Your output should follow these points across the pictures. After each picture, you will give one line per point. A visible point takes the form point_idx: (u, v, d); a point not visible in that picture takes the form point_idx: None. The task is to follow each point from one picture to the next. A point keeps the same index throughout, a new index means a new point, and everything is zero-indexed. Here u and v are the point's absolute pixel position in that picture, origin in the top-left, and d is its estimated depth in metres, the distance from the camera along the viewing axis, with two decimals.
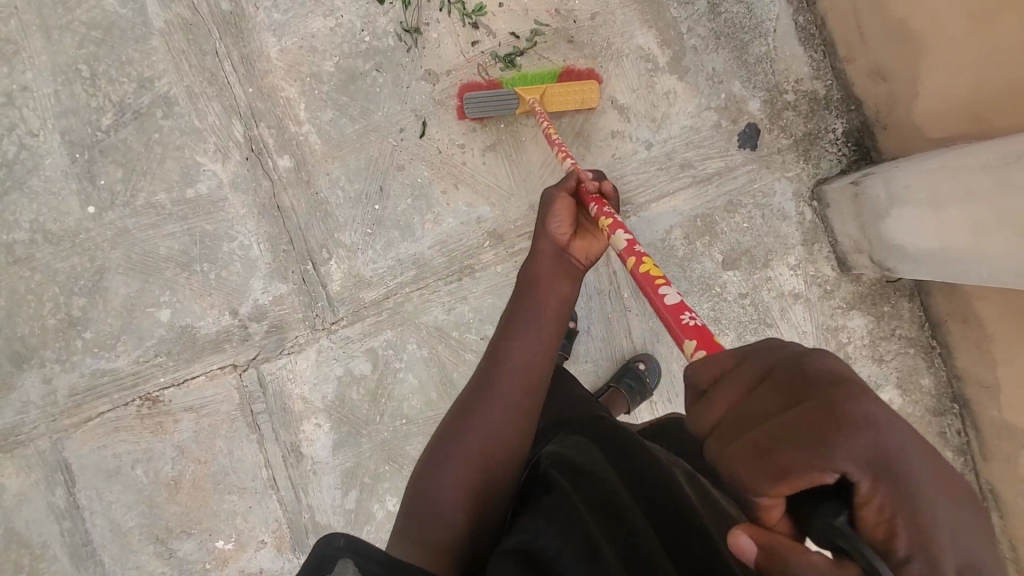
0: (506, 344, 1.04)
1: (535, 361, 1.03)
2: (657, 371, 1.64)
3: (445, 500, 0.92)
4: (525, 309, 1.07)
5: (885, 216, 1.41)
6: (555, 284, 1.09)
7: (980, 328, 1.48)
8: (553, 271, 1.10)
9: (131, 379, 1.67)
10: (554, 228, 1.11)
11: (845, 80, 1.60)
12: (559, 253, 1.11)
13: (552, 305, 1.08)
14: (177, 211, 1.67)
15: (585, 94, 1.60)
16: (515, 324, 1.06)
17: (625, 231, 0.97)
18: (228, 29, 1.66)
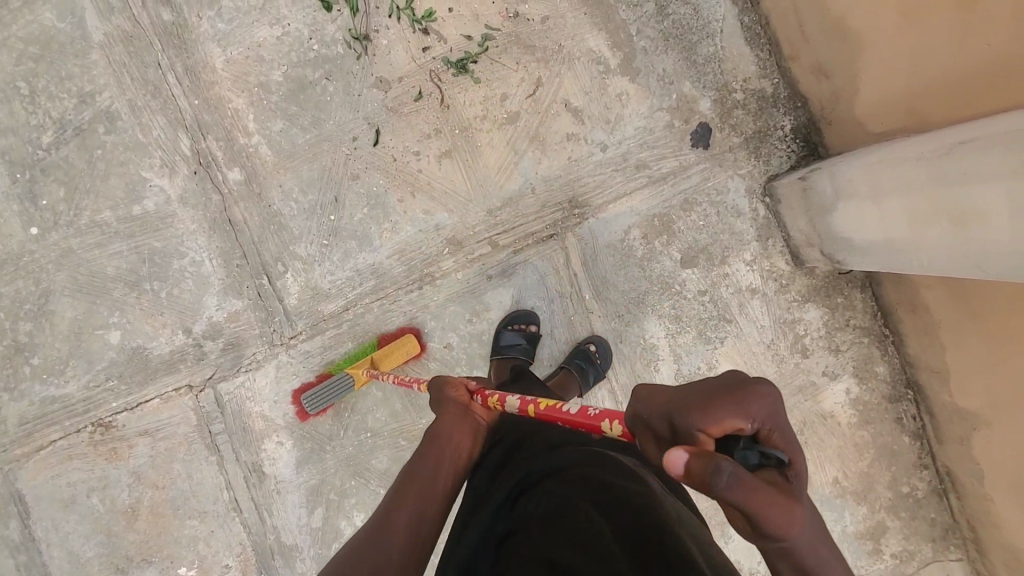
0: (400, 497, 0.93)
1: (429, 516, 0.92)
2: (608, 351, 1.65)
3: None
4: (423, 460, 0.99)
5: (832, 210, 1.44)
6: (457, 438, 1.03)
7: (928, 314, 1.53)
8: (455, 425, 1.05)
9: (82, 405, 1.61)
10: (448, 393, 1.12)
11: (790, 78, 1.64)
12: (461, 413, 1.08)
13: (450, 461, 1.00)
14: (124, 229, 1.61)
15: (406, 345, 1.61)
16: (412, 477, 0.96)
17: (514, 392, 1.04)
18: (171, 41, 1.61)
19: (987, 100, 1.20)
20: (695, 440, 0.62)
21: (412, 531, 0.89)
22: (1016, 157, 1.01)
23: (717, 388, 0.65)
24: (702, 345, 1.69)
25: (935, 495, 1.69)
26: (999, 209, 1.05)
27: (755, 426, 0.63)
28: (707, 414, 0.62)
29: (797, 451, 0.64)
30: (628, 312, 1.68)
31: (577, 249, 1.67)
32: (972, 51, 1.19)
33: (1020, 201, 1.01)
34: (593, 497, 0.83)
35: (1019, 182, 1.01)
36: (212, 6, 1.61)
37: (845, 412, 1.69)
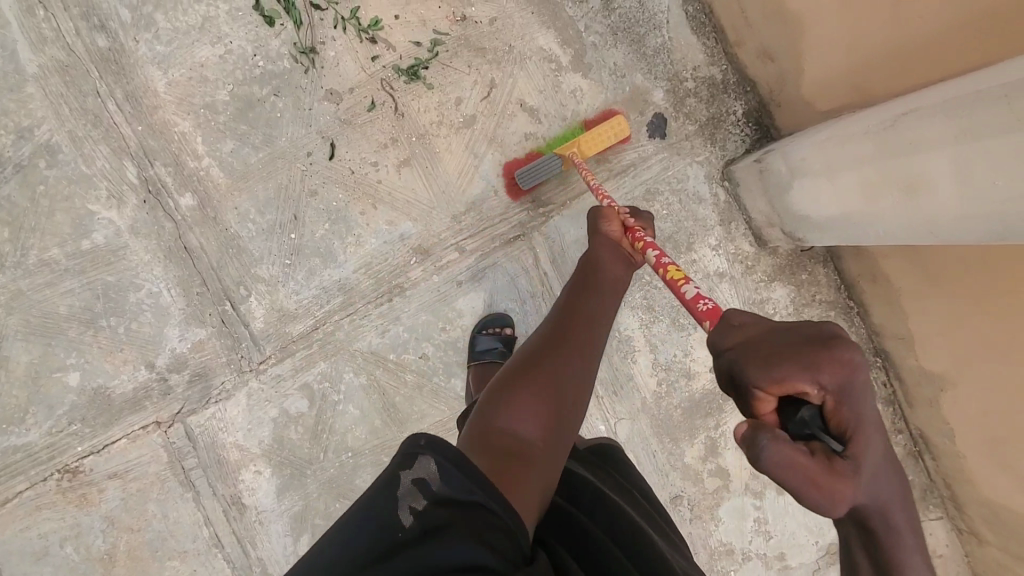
0: (574, 313, 1.16)
1: (602, 325, 1.17)
2: None
3: (521, 419, 0.95)
4: (593, 290, 1.21)
5: (788, 189, 1.47)
6: (613, 269, 1.25)
7: (888, 284, 1.57)
8: (612, 259, 1.26)
9: (45, 453, 1.53)
10: (606, 228, 1.29)
11: (738, 64, 1.67)
12: (615, 249, 1.27)
13: (611, 285, 1.23)
14: (74, 265, 1.54)
15: (615, 128, 1.61)
16: (582, 295, 1.20)
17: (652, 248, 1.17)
18: (108, 67, 1.55)
19: (927, 70, 1.23)
20: (754, 394, 0.70)
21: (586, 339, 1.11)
22: (957, 123, 1.04)
23: (790, 347, 0.69)
24: (677, 332, 1.70)
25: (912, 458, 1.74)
26: (945, 176, 1.08)
27: (821, 393, 0.66)
28: (769, 370, 0.69)
29: (871, 419, 0.66)
30: None
31: (545, 247, 1.67)
32: (907, 24, 1.21)
33: (963, 168, 1.04)
34: (582, 493, 1.00)
35: (961, 150, 1.04)
36: (149, 29, 1.56)
37: None
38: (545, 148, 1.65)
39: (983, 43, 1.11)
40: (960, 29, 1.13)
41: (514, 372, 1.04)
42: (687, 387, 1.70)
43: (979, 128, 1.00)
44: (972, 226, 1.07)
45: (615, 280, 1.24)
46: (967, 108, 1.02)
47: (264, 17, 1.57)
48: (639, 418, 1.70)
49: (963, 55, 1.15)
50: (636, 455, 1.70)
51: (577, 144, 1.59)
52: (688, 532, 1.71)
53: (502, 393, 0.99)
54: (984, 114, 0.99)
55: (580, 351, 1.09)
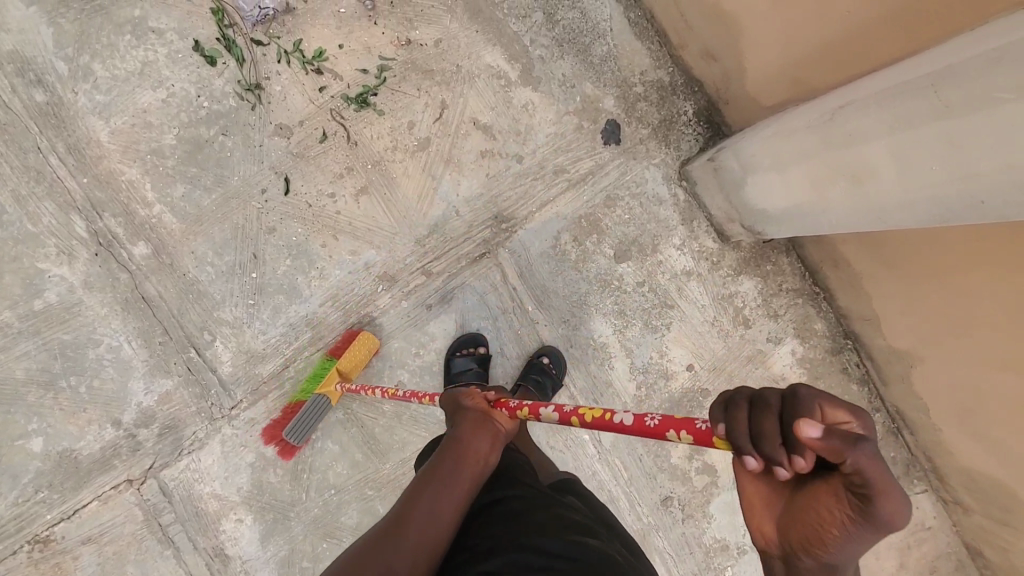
0: (420, 496, 0.94)
1: (449, 511, 0.93)
2: (563, 362, 1.65)
3: None
4: (441, 460, 0.99)
5: (742, 184, 1.49)
6: (475, 441, 1.01)
7: (850, 269, 1.60)
8: (473, 429, 1.03)
9: (14, 523, 1.47)
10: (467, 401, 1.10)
11: (683, 65, 1.69)
12: (480, 419, 1.05)
13: (471, 463, 0.99)
14: (28, 326, 1.49)
15: (366, 342, 1.54)
16: (428, 474, 0.97)
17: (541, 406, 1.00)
18: (47, 121, 1.51)
19: (859, 60, 1.26)
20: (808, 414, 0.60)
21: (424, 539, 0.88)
22: (890, 113, 1.06)
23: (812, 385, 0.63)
24: (650, 335, 1.70)
25: (891, 435, 1.76)
26: (885, 164, 1.10)
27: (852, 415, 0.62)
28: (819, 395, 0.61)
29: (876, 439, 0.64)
30: (573, 316, 1.68)
31: (511, 263, 1.66)
32: (836, 18, 1.24)
33: (901, 155, 1.06)
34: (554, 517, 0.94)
35: (897, 138, 1.06)
36: (86, 78, 1.52)
37: (795, 372, 1.74)
38: (298, 395, 1.55)
39: (908, 32, 1.14)
40: (886, 19, 1.16)
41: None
42: (666, 388, 1.70)
43: (911, 118, 1.02)
44: (916, 210, 1.09)
45: (472, 454, 1.00)
46: (897, 98, 1.04)
47: (206, 57, 1.55)
48: None
49: (891, 44, 1.18)
50: (622, 461, 1.69)
51: (338, 372, 1.51)
52: (681, 532, 1.70)
53: None
54: (912, 103, 1.01)
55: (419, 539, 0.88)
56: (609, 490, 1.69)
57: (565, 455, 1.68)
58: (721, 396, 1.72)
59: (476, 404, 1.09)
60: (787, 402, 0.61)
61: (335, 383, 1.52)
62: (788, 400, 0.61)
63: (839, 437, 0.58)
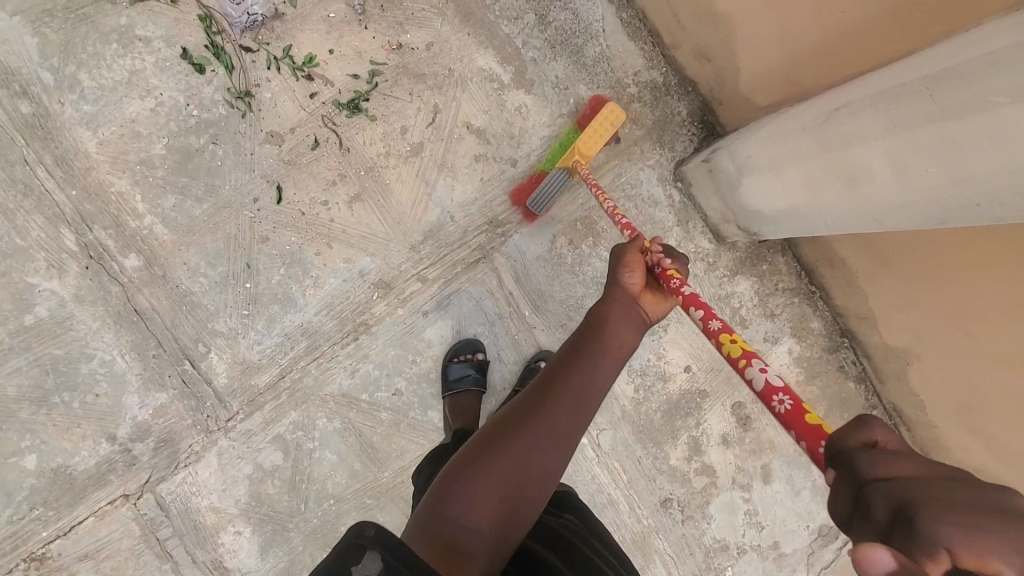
0: (563, 370, 0.97)
1: (594, 390, 0.96)
2: None
3: (472, 507, 0.83)
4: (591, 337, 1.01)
5: (737, 185, 1.49)
6: (620, 327, 1.02)
7: (845, 268, 1.60)
8: (620, 319, 1.03)
9: (8, 543, 1.46)
10: (625, 279, 1.07)
11: (677, 65, 1.68)
12: (628, 303, 1.05)
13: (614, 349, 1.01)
14: (18, 343, 1.47)
15: (608, 117, 1.55)
16: (569, 351, 1.00)
17: (702, 310, 0.95)
18: (33, 133, 1.49)
19: (855, 60, 1.25)
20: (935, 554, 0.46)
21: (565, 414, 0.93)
22: (885, 115, 1.05)
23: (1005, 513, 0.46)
24: (648, 337, 1.70)
25: None
26: (882, 167, 1.10)
27: None
28: (971, 539, 0.45)
29: None
30: (570, 320, 1.67)
31: (507, 267, 1.65)
32: (830, 19, 1.24)
33: (897, 157, 1.06)
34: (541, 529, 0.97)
35: (893, 140, 1.06)
36: (72, 89, 1.50)
37: (792, 371, 1.74)
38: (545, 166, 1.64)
39: (903, 32, 1.13)
40: (876, 21, 1.16)
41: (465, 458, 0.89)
42: (664, 390, 1.70)
43: (908, 121, 1.02)
44: (911, 213, 1.09)
45: (615, 338, 1.01)
46: (893, 100, 1.04)
47: (194, 65, 1.53)
48: (620, 427, 1.69)
49: (883, 46, 1.18)
50: (621, 463, 1.69)
51: (578, 150, 1.54)
52: (682, 534, 1.71)
53: (467, 464, 0.88)
54: (908, 104, 1.01)
55: (562, 416, 0.92)
56: (609, 493, 1.69)
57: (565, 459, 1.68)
58: (719, 397, 1.72)
59: (631, 286, 1.07)
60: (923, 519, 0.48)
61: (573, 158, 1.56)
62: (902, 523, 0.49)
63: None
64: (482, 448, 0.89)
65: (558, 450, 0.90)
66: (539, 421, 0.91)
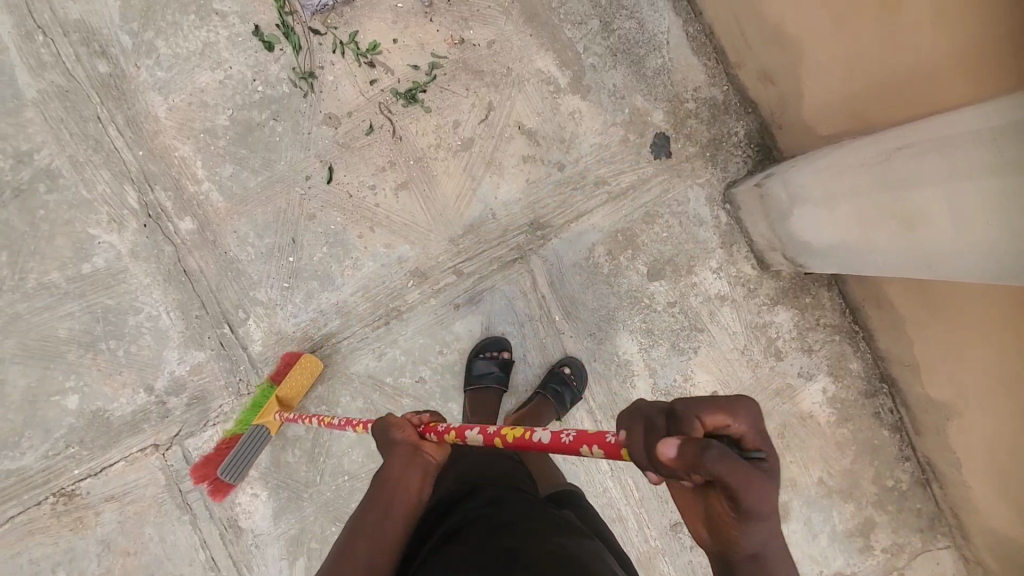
0: (343, 559, 0.85)
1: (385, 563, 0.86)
2: (585, 375, 1.63)
3: None
4: (370, 505, 0.91)
5: (788, 215, 1.45)
6: (408, 477, 0.94)
7: (893, 311, 1.53)
8: (399, 483, 0.93)
9: (42, 476, 1.55)
10: (394, 434, 0.99)
11: (739, 85, 1.65)
12: (412, 453, 0.97)
13: (400, 509, 0.91)
14: (74, 289, 1.56)
15: (307, 367, 1.55)
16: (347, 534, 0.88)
17: (476, 428, 0.96)
18: (109, 93, 1.57)
19: (923, 101, 1.20)
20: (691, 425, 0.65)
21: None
22: (948, 161, 1.02)
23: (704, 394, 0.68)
24: (677, 356, 1.67)
25: (919, 486, 1.68)
26: (936, 213, 1.06)
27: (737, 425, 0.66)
28: (697, 407, 0.66)
29: (768, 447, 0.68)
30: (599, 330, 1.66)
31: (542, 271, 1.66)
32: (899, 56, 1.20)
33: (956, 206, 1.02)
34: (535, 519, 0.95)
35: (953, 187, 1.02)
36: (149, 55, 1.58)
37: (823, 411, 1.69)
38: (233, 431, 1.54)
39: (971, 77, 1.09)
40: (944, 64, 1.13)
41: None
42: None
43: (971, 169, 0.98)
44: (964, 262, 1.05)
45: (398, 491, 0.92)
46: (957, 146, 1.00)
47: (264, 42, 1.59)
48: None
49: (945, 90, 1.15)
50: (635, 480, 1.67)
51: (277, 399, 1.52)
52: (689, 559, 1.68)
53: None
54: (976, 151, 0.97)
55: None
56: (619, 508, 1.67)
57: (578, 468, 1.67)
58: None
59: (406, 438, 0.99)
60: (669, 419, 0.67)
61: (274, 412, 1.52)
62: (673, 420, 0.66)
63: (690, 444, 0.62)
64: None
65: None
66: None
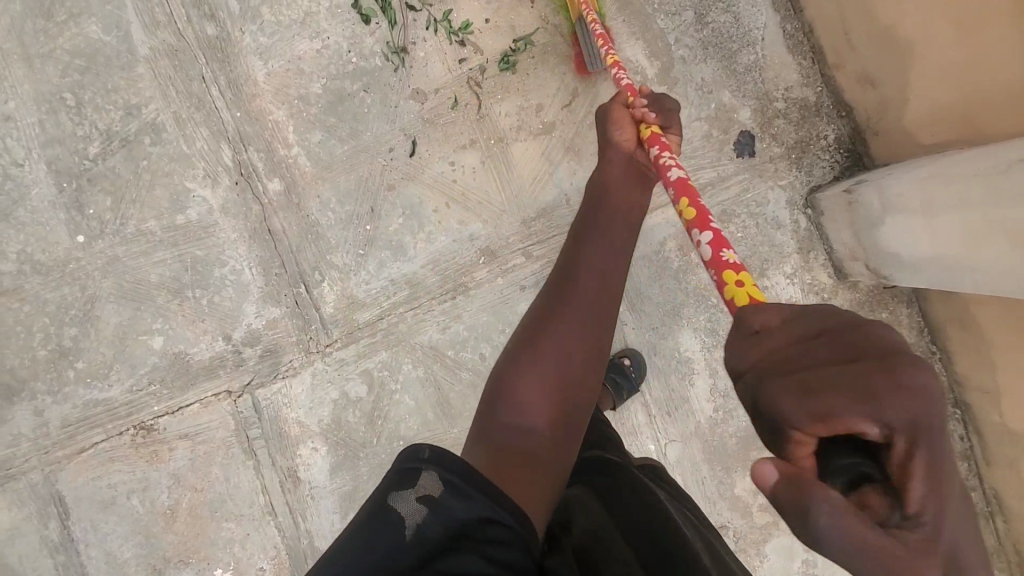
0: (572, 253, 1.07)
1: (608, 254, 1.07)
2: (642, 365, 1.63)
3: (527, 406, 0.91)
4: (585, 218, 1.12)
5: (878, 225, 1.40)
6: (619, 191, 1.12)
7: (979, 335, 1.47)
8: (624, 181, 1.13)
9: (125, 409, 1.66)
10: (619, 136, 1.14)
11: (834, 87, 1.61)
12: (622, 165, 1.14)
13: (620, 216, 1.11)
14: (167, 238, 1.66)
15: None
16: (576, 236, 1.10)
17: (678, 170, 0.99)
18: (214, 55, 1.65)
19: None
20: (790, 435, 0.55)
21: (608, 257, 1.06)
22: None
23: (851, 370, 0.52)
24: None
25: (983, 519, 1.62)
26: None
27: (884, 431, 0.51)
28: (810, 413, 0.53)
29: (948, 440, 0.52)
30: (663, 325, 1.65)
31: None
32: (1012, 71, 1.17)
33: None
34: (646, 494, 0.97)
35: None
36: (254, 20, 1.65)
37: None
38: None
39: None
40: None
41: (530, 323, 1.01)
42: (743, 417, 1.65)
43: None
44: None
45: (615, 197, 1.12)
46: None
47: (361, 15, 1.64)
48: (691, 443, 1.65)
49: None
50: (684, 478, 1.65)
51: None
52: None
53: (515, 369, 0.95)
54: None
55: (596, 292, 1.02)
56: None
57: None
58: None
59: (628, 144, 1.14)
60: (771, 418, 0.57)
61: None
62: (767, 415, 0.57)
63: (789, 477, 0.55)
64: (526, 339, 0.99)
65: (599, 330, 0.99)
66: (576, 293, 1.01)
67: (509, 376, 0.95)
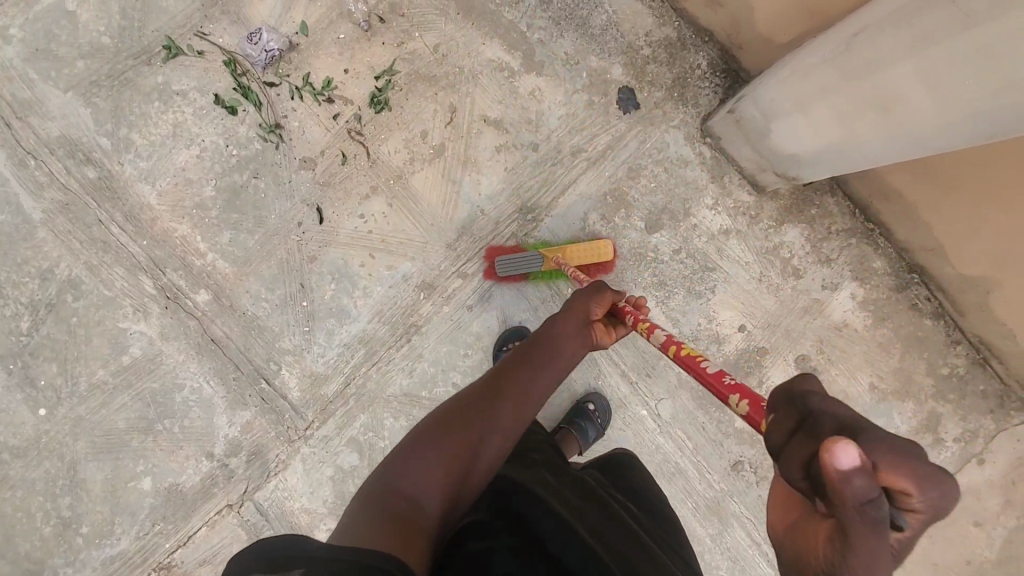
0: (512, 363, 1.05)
1: (539, 383, 1.02)
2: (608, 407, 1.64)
3: (417, 479, 0.89)
4: (543, 335, 1.09)
5: (768, 132, 1.42)
6: (566, 324, 1.09)
7: (903, 200, 1.49)
8: (578, 329, 1.09)
9: (139, 556, 1.66)
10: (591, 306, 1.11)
11: (689, 17, 1.63)
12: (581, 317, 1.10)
13: (563, 351, 1.06)
14: (121, 381, 1.67)
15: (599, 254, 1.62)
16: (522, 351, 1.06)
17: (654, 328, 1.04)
18: (104, 195, 1.67)
19: None
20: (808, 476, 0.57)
21: (540, 382, 1.02)
22: (907, 33, 0.97)
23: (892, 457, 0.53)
24: (695, 301, 1.66)
25: (978, 367, 1.63)
26: (915, 90, 1.02)
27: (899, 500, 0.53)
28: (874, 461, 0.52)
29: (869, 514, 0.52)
30: None
31: None
32: None
33: (929, 77, 0.98)
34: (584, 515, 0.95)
35: (921, 58, 0.97)
36: (129, 149, 1.67)
37: (858, 317, 1.65)
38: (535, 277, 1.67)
39: None
40: None
41: (444, 413, 0.99)
42: (718, 353, 1.66)
43: (930, 36, 0.94)
44: (955, 130, 1.02)
45: (561, 330, 1.08)
46: (913, 14, 0.96)
47: (226, 107, 1.66)
48: (678, 395, 1.66)
49: None
50: (685, 431, 1.66)
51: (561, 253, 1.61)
52: (759, 495, 1.66)
53: (418, 445, 0.94)
54: (927, 16, 0.93)
55: (515, 409, 0.99)
56: (676, 462, 1.66)
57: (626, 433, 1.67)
58: (780, 352, 1.65)
59: (592, 315, 1.11)
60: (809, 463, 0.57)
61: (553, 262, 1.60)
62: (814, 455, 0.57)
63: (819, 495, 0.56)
64: (442, 421, 0.97)
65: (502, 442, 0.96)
66: (498, 400, 0.99)
67: (411, 447, 0.94)
